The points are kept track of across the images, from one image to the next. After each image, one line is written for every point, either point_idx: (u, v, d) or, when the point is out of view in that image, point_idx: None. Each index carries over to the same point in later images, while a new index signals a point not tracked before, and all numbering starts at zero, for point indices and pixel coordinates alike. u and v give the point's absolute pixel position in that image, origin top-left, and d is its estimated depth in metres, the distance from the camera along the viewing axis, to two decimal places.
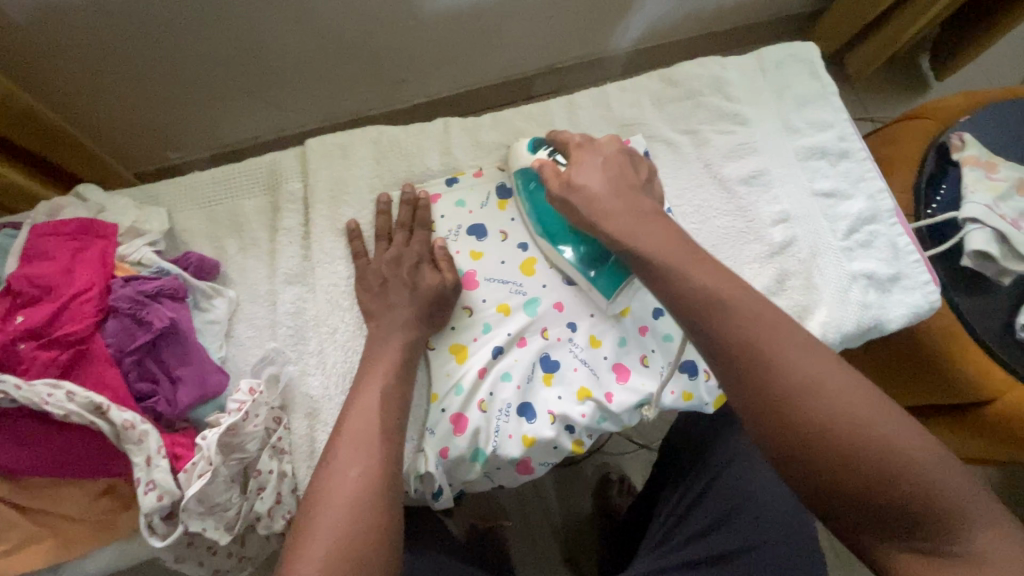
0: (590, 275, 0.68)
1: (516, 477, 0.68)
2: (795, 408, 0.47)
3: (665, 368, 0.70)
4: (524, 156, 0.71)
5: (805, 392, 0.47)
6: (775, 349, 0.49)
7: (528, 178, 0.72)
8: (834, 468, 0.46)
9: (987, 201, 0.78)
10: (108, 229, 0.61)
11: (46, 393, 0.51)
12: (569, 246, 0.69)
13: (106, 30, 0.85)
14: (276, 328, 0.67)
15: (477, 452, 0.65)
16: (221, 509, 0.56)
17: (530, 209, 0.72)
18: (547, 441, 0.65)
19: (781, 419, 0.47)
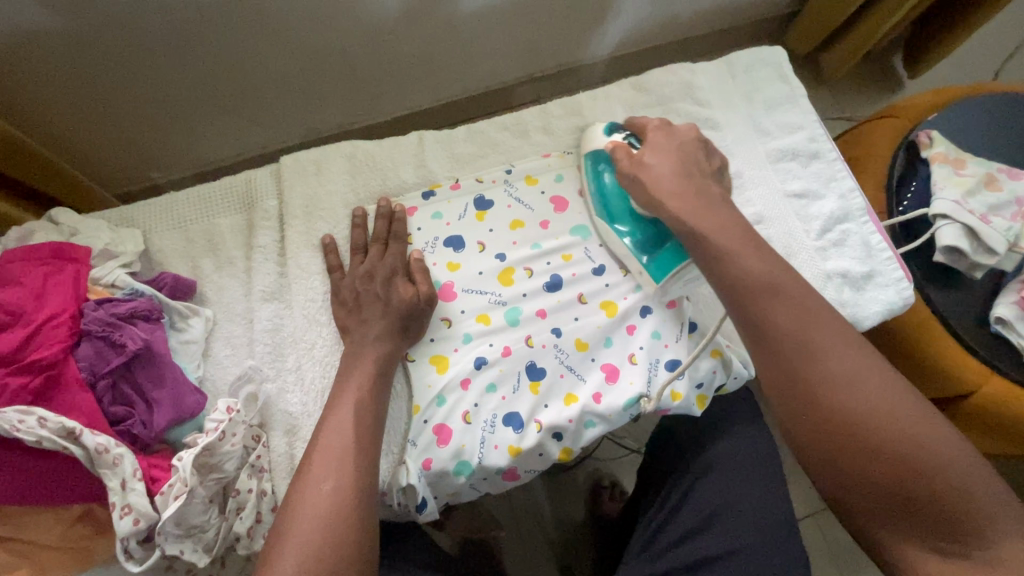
0: (642, 260, 0.71)
1: (503, 485, 0.68)
2: (830, 398, 0.52)
3: (655, 366, 0.69)
4: (599, 139, 0.74)
5: (840, 385, 0.52)
6: (817, 343, 0.54)
7: (598, 160, 0.75)
8: (859, 460, 0.50)
9: (955, 196, 0.79)
10: (80, 253, 0.60)
11: (18, 419, 0.50)
12: (627, 230, 0.71)
13: (81, 53, 0.85)
14: (254, 345, 0.66)
15: (462, 463, 0.65)
16: (199, 531, 0.55)
17: (594, 192, 0.74)
18: (534, 449, 0.66)
19: (814, 408, 0.52)
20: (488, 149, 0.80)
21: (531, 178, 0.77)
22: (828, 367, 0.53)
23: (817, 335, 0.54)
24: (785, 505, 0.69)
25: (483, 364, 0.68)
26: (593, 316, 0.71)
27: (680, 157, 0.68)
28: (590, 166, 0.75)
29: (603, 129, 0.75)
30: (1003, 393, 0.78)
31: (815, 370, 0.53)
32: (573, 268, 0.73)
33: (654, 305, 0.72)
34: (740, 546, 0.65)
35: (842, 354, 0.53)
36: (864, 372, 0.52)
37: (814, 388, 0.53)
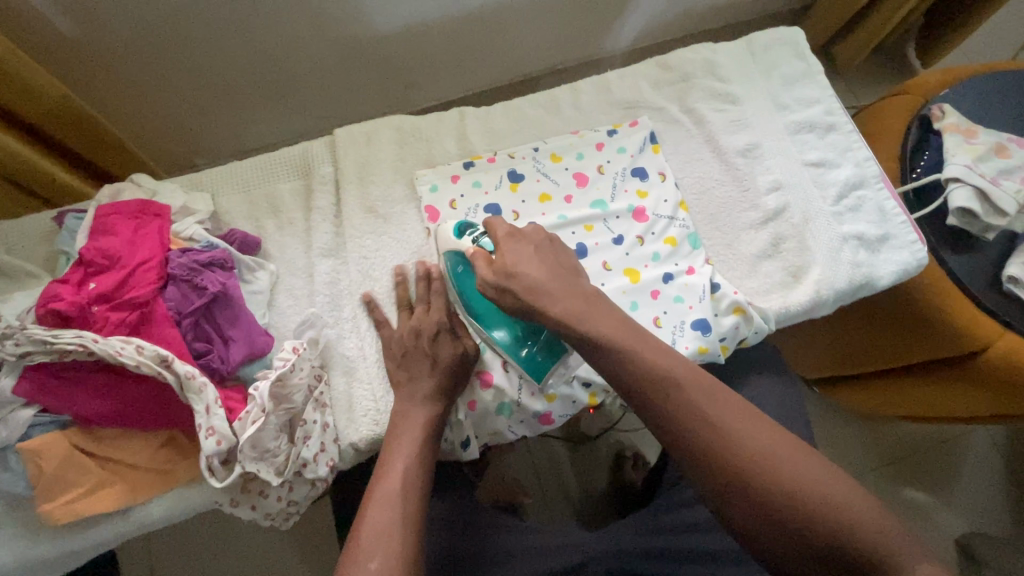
0: (523, 354, 0.67)
1: (537, 429, 0.73)
2: (765, 492, 0.51)
3: (678, 327, 0.72)
4: (451, 241, 0.67)
5: (768, 483, 0.51)
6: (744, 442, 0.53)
7: (456, 259, 0.68)
8: (799, 543, 0.50)
9: (966, 161, 0.83)
10: (163, 209, 0.67)
11: (120, 346, 0.57)
12: (501, 329, 0.67)
13: (140, 41, 0.93)
14: (314, 296, 0.73)
15: (502, 406, 0.70)
16: (271, 454, 0.61)
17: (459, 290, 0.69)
18: (567, 395, 0.71)
19: (748, 505, 0.51)
20: (523, 124, 0.85)
21: (556, 155, 0.81)
22: (756, 466, 0.52)
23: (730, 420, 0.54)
24: None
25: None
26: (617, 281, 0.75)
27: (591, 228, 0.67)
28: (449, 264, 0.69)
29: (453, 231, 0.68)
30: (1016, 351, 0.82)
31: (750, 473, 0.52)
32: (595, 238, 0.77)
33: (675, 273, 0.76)
34: None
35: (761, 437, 0.53)
36: (790, 455, 0.52)
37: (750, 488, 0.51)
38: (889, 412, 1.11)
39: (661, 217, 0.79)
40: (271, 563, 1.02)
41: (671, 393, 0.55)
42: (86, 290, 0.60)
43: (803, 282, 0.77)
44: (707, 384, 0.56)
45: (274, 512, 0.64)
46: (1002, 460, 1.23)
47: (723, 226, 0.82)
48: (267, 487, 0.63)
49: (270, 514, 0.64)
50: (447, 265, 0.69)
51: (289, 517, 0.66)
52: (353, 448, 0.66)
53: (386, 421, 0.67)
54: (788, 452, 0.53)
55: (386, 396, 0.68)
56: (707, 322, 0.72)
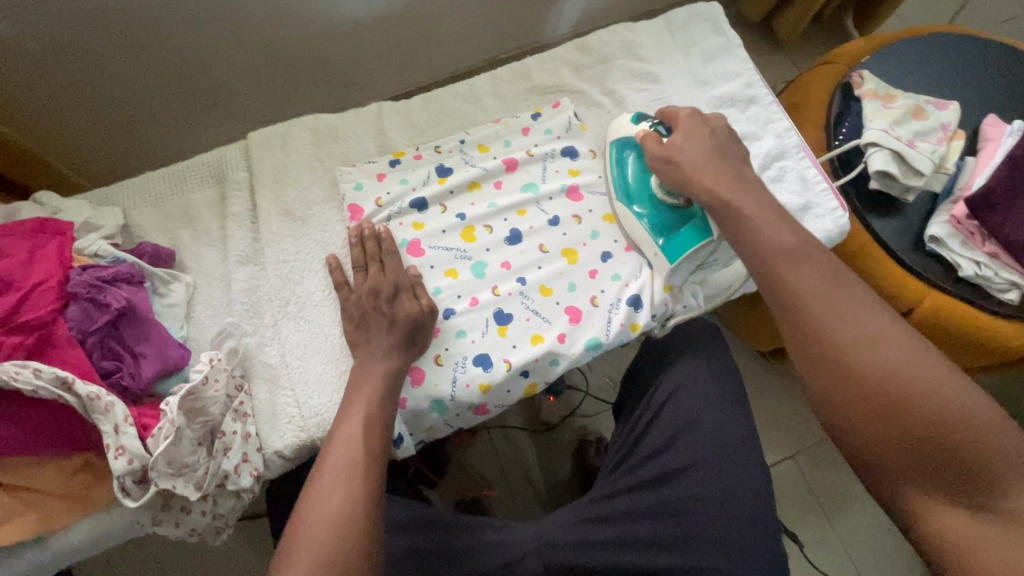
0: (658, 242, 0.73)
1: (475, 420, 0.73)
2: (897, 393, 0.52)
3: (614, 302, 0.74)
4: (627, 125, 0.77)
5: (895, 385, 0.52)
6: (885, 342, 0.54)
7: (623, 146, 0.78)
8: (912, 434, 0.50)
9: (883, 126, 0.84)
10: (64, 227, 0.65)
11: (15, 371, 0.55)
12: (646, 213, 0.74)
13: (54, 55, 0.88)
14: (232, 305, 0.71)
15: (437, 402, 0.69)
16: (189, 469, 0.60)
17: (620, 175, 0.78)
18: (502, 385, 0.70)
19: (862, 391, 0.53)
20: (444, 116, 0.84)
21: (483, 146, 0.81)
22: (871, 368, 0.53)
23: (873, 321, 0.56)
24: (747, 420, 0.75)
25: (453, 314, 0.72)
26: (556, 263, 0.75)
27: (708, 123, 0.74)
28: (615, 151, 0.79)
29: (634, 117, 0.78)
30: (940, 304, 0.84)
31: (863, 374, 0.53)
32: (529, 222, 0.77)
33: (609, 251, 0.77)
34: (696, 460, 0.71)
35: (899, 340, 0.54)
36: (924, 362, 0.53)
37: (883, 396, 0.52)
38: None
39: (597, 195, 0.80)
40: None
41: (804, 279, 0.59)
42: None
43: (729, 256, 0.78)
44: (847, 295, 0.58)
45: (200, 527, 0.63)
46: None
47: None
48: (188, 503, 0.61)
49: (196, 531, 0.63)
50: (614, 151, 0.79)
51: (220, 531, 0.65)
52: (279, 455, 0.66)
53: (311, 426, 0.66)
54: (921, 365, 0.52)
55: (311, 400, 0.67)
56: (640, 298, 0.74)
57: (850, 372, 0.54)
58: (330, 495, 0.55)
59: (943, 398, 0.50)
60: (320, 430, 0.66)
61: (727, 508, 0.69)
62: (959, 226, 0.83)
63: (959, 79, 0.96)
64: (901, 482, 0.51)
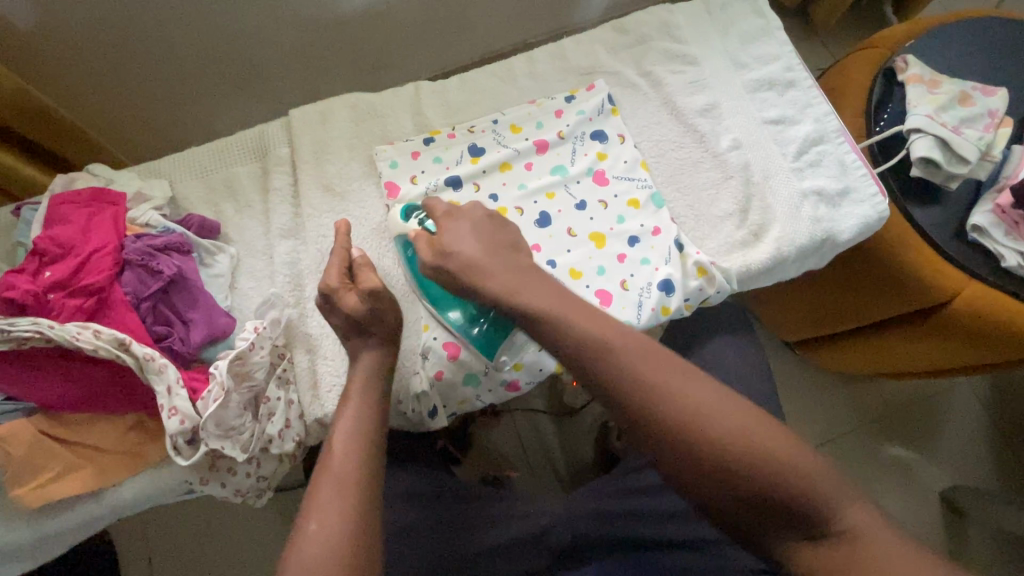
0: (472, 334, 0.69)
1: (505, 396, 0.74)
2: (725, 456, 0.49)
3: (646, 286, 0.73)
4: (398, 224, 0.72)
5: (724, 447, 0.49)
6: (694, 405, 0.50)
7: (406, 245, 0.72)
8: (739, 498, 0.49)
9: (928, 111, 0.83)
10: (117, 197, 0.68)
11: (77, 331, 0.58)
12: (454, 309, 0.70)
13: (98, 31, 0.90)
14: (275, 276, 0.73)
15: (469, 375, 0.70)
16: (236, 432, 0.62)
17: (410, 275, 0.72)
18: (533, 362, 0.71)
19: (692, 462, 0.49)
20: (480, 96, 0.84)
21: (515, 127, 0.81)
22: (715, 427, 0.50)
23: (669, 379, 0.52)
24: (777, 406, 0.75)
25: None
26: (584, 248, 0.75)
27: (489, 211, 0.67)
28: (399, 251, 0.73)
29: (400, 213, 0.72)
30: (983, 297, 0.82)
31: (704, 439, 0.49)
32: (557, 206, 0.77)
33: (641, 236, 0.76)
34: None
35: (705, 392, 0.51)
36: (733, 410, 0.51)
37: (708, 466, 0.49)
38: (871, 369, 1.10)
39: (625, 179, 0.79)
40: (264, 544, 1.05)
41: (615, 365, 0.52)
42: (41, 279, 0.61)
43: (764, 241, 0.77)
44: (630, 344, 0.53)
45: (245, 488, 0.66)
46: (984, 412, 1.24)
47: (684, 188, 0.81)
48: (235, 464, 0.64)
49: (241, 491, 0.66)
50: (399, 251, 0.72)
51: (262, 492, 0.68)
52: (319, 423, 0.67)
53: None
54: (745, 413, 0.51)
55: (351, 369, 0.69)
56: (671, 282, 0.73)
57: (685, 438, 0.50)
58: (334, 504, 0.52)
59: (779, 439, 0.50)
60: None
61: None
62: (1003, 215, 0.81)
63: (1007, 66, 0.94)
64: (757, 533, 0.49)
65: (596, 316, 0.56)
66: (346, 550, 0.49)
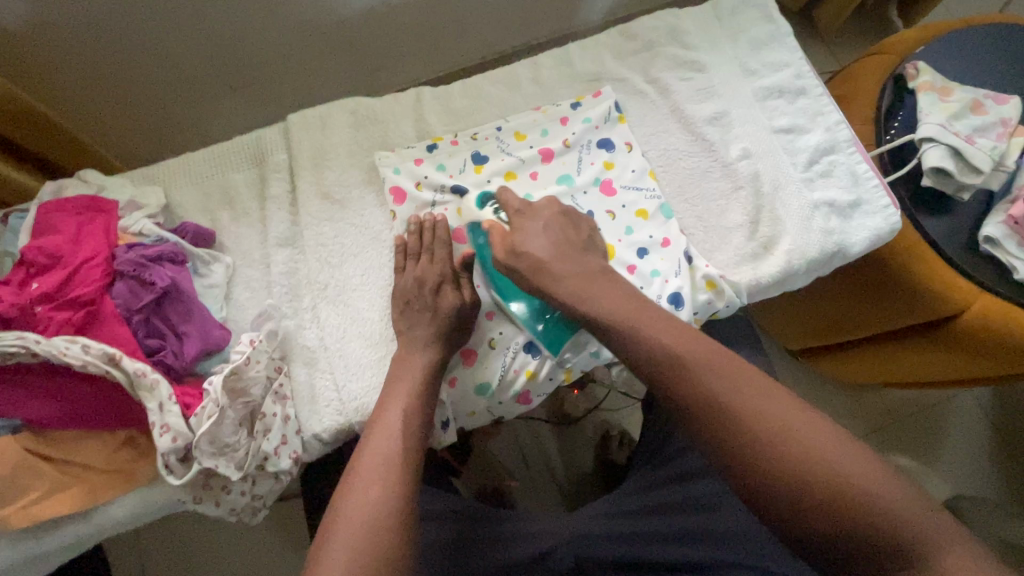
0: (539, 328, 0.69)
1: (517, 409, 0.71)
2: (801, 471, 0.48)
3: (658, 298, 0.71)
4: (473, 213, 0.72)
5: (799, 461, 0.48)
6: (768, 420, 0.50)
7: (478, 234, 0.72)
8: (824, 521, 0.47)
9: (941, 120, 0.81)
10: (110, 205, 0.66)
11: (64, 346, 0.55)
12: (521, 302, 0.70)
13: (90, 32, 0.88)
14: (272, 287, 0.71)
15: (483, 386, 0.68)
16: (231, 449, 0.60)
17: (481, 264, 0.71)
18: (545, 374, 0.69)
19: (768, 478, 0.49)
20: (483, 102, 0.82)
21: (519, 134, 0.79)
22: (789, 449, 0.49)
23: (746, 396, 0.51)
24: None
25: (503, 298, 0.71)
26: None
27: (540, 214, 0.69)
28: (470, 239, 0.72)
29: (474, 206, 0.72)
30: (994, 310, 0.80)
31: (771, 460, 0.49)
32: None
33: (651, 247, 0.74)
34: None
35: (776, 407, 0.51)
36: (805, 427, 0.50)
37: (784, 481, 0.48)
38: (874, 379, 1.10)
39: (633, 189, 0.77)
40: (258, 556, 1.02)
41: (687, 378, 0.53)
42: (28, 291, 0.58)
43: (775, 254, 0.75)
44: (701, 359, 0.55)
45: (239, 506, 0.64)
46: (986, 422, 1.23)
47: (693, 197, 0.80)
48: (229, 482, 0.62)
49: (236, 509, 0.64)
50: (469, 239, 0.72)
51: (257, 510, 0.66)
52: (317, 439, 0.66)
53: (350, 411, 0.65)
54: (822, 437, 0.49)
55: (349, 385, 0.67)
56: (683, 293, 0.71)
57: (754, 456, 0.49)
58: (370, 489, 0.53)
59: (857, 469, 0.48)
60: (359, 415, 0.65)
61: None
62: (1016, 226, 0.79)
63: (1018, 74, 0.92)
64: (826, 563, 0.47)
65: (663, 328, 0.57)
66: (374, 540, 0.50)
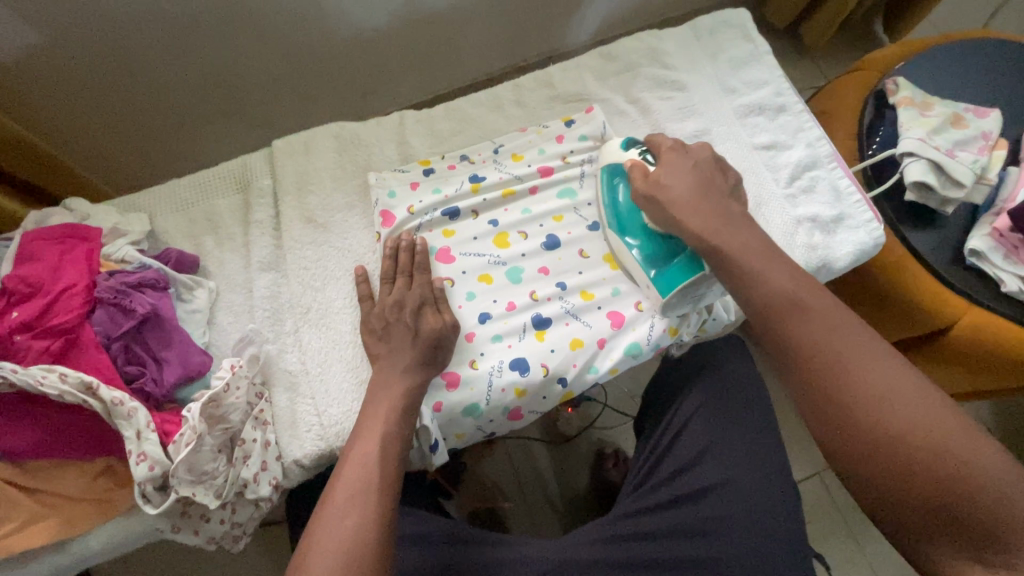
0: (650, 273, 0.70)
1: (509, 427, 0.71)
2: (899, 424, 0.49)
3: (655, 309, 0.72)
4: (616, 153, 0.73)
5: (901, 414, 0.49)
6: (878, 374, 0.51)
7: (614, 172, 0.74)
8: (915, 472, 0.47)
9: (921, 135, 0.81)
10: (93, 232, 0.66)
11: (41, 375, 0.55)
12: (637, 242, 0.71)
13: (85, 62, 0.90)
14: (254, 311, 0.71)
15: (471, 407, 0.67)
16: (209, 477, 0.59)
17: (609, 203, 0.74)
18: (537, 390, 0.68)
19: (866, 424, 0.50)
20: (466, 124, 0.83)
21: (516, 155, 0.79)
22: (895, 405, 0.49)
23: (855, 350, 0.52)
24: (777, 443, 0.74)
25: (487, 318, 0.70)
26: (597, 269, 0.74)
27: (683, 151, 0.70)
28: (606, 178, 0.74)
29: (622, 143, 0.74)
30: (985, 321, 0.80)
31: (874, 413, 0.50)
32: (566, 229, 0.76)
33: None
34: (721, 481, 0.70)
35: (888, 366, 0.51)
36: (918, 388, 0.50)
37: (881, 429, 0.49)
38: None
39: None
40: None
41: (801, 323, 0.54)
42: (8, 320, 0.59)
43: None
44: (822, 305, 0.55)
45: (219, 535, 0.63)
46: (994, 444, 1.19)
47: None
48: (208, 510, 0.61)
49: (215, 539, 0.63)
50: (606, 178, 0.74)
51: (238, 538, 0.65)
52: (298, 465, 0.65)
53: (330, 435, 0.65)
54: (939, 411, 0.49)
55: (330, 409, 0.66)
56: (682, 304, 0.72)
57: (856, 403, 0.50)
58: (349, 511, 0.53)
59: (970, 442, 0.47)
60: (339, 439, 0.65)
61: (754, 536, 0.66)
62: (1001, 239, 0.79)
63: (999, 87, 0.93)
64: (917, 524, 0.47)
65: (787, 276, 0.58)
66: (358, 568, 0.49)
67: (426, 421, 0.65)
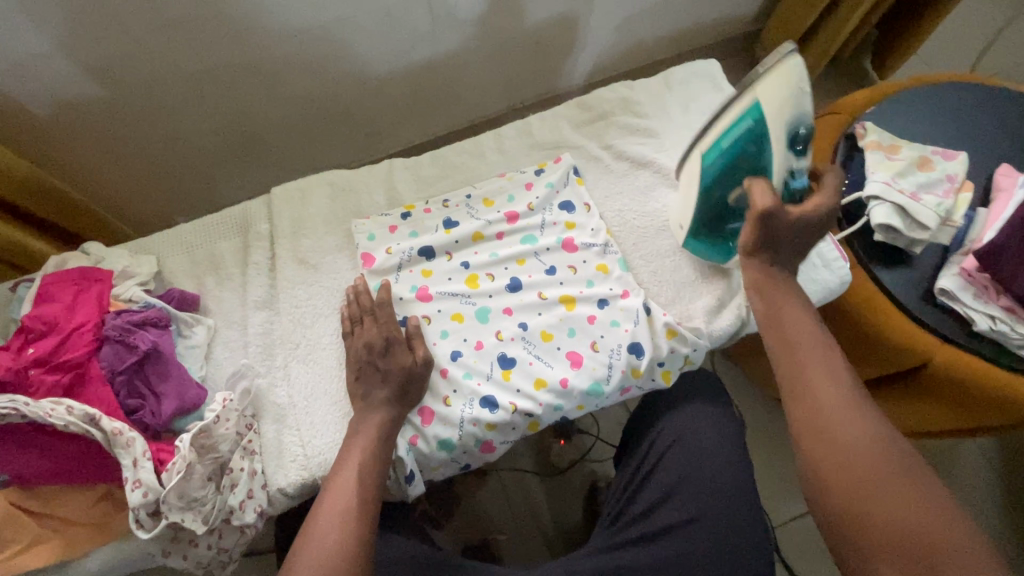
0: (695, 232, 0.78)
1: (484, 458, 0.74)
2: (859, 468, 0.55)
3: (617, 349, 0.74)
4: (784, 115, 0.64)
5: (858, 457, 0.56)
6: (849, 422, 0.58)
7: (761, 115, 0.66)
8: (861, 507, 0.54)
9: (885, 178, 0.84)
10: (105, 274, 0.73)
11: (50, 407, 0.61)
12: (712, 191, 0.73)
13: (113, 114, 0.99)
14: (247, 347, 0.77)
15: (444, 441, 0.71)
16: (198, 503, 0.64)
17: (726, 131, 0.68)
18: (506, 425, 0.71)
19: (830, 455, 0.57)
20: (450, 170, 0.89)
21: (488, 201, 0.85)
22: (859, 454, 0.56)
23: (831, 398, 0.60)
24: (750, 474, 0.75)
25: (458, 356, 0.74)
26: (555, 310, 0.77)
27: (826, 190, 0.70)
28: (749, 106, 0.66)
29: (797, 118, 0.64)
30: (956, 359, 0.81)
31: (837, 444, 0.57)
32: (528, 272, 0.80)
33: (610, 298, 0.78)
34: (692, 518, 0.71)
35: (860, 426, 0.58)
36: (888, 451, 0.56)
37: (841, 464, 0.56)
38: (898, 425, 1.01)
39: (590, 246, 0.81)
40: None
41: (797, 364, 0.63)
42: (24, 356, 0.65)
43: (725, 311, 0.79)
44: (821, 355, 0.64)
45: (206, 560, 0.67)
46: (1001, 486, 1.14)
47: (646, 254, 0.84)
48: (196, 536, 0.65)
49: (202, 563, 0.67)
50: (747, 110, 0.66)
51: (225, 564, 0.69)
52: (282, 493, 0.69)
53: (312, 465, 0.70)
54: (901, 476, 0.54)
55: (313, 440, 0.71)
56: (643, 345, 0.75)
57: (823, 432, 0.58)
58: (331, 532, 0.59)
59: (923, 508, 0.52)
60: (321, 469, 0.69)
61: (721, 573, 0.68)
62: (971, 278, 0.81)
63: (970, 128, 0.95)
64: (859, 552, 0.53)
65: (798, 322, 0.66)
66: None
67: (402, 453, 0.70)
